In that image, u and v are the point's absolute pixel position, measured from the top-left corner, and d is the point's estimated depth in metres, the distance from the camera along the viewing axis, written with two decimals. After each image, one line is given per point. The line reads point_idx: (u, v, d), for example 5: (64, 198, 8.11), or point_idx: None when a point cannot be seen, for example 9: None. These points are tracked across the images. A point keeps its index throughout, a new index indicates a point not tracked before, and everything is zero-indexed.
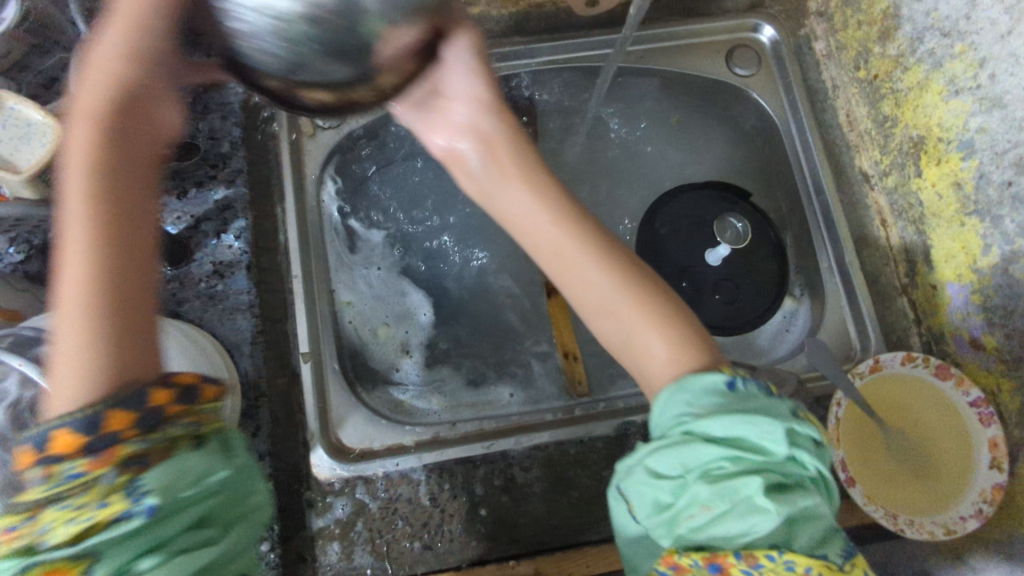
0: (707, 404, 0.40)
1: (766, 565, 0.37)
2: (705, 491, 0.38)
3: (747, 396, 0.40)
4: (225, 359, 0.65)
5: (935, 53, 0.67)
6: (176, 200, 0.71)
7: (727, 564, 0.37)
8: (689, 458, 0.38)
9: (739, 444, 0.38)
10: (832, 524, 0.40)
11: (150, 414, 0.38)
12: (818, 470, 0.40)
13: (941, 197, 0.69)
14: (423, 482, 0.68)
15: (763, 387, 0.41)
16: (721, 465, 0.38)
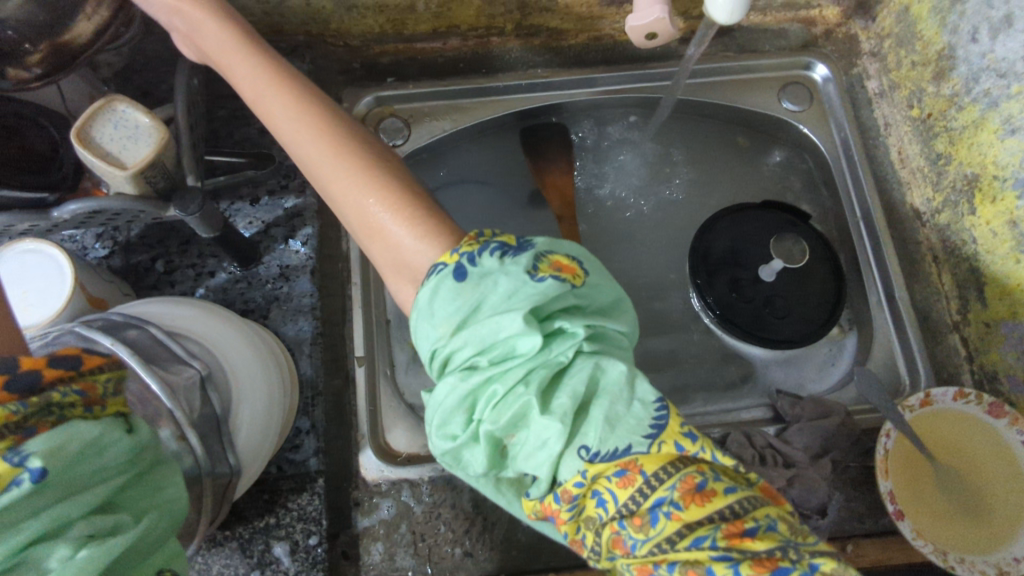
0: (446, 320, 0.45)
1: (587, 481, 0.42)
2: (503, 416, 0.44)
3: (484, 272, 0.45)
4: (288, 358, 0.68)
5: (990, 94, 0.68)
6: (247, 205, 0.76)
7: (557, 507, 0.44)
8: (489, 390, 0.44)
9: (504, 351, 0.44)
10: (634, 380, 0.45)
11: (25, 376, 0.39)
12: (584, 328, 0.45)
13: (995, 234, 0.69)
14: (467, 489, 0.70)
15: (495, 250, 0.46)
16: (498, 388, 0.44)
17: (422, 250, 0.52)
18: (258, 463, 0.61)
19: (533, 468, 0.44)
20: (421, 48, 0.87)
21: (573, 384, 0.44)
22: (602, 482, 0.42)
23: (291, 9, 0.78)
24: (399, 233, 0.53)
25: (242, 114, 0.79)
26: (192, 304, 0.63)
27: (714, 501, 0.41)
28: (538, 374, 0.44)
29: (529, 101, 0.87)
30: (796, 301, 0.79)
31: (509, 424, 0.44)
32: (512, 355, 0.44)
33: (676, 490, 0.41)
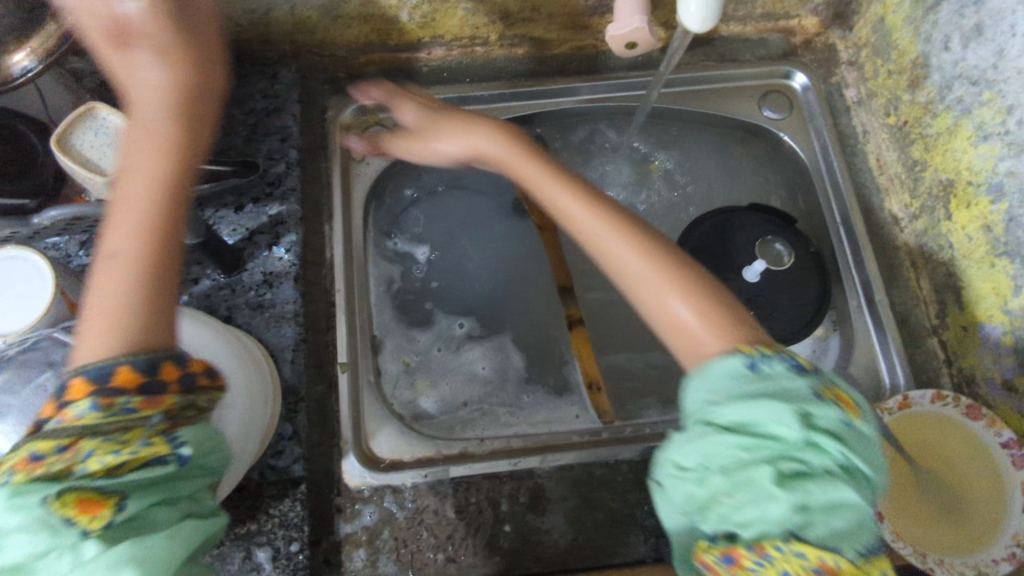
0: (725, 392, 0.43)
1: (775, 556, 0.39)
2: (722, 481, 0.40)
3: (774, 372, 0.43)
4: (270, 364, 0.69)
5: (963, 101, 0.69)
6: (232, 213, 0.76)
7: (740, 557, 0.40)
8: (709, 450, 0.41)
9: (759, 432, 0.41)
10: (864, 512, 0.40)
11: (186, 366, 0.45)
12: (844, 455, 0.40)
13: (971, 239, 0.70)
14: (449, 495, 0.70)
15: (792, 363, 0.44)
16: (758, 466, 0.40)
17: (582, 210, 0.57)
18: (240, 468, 0.61)
19: (734, 519, 0.40)
20: (406, 57, 0.88)
21: (817, 452, 0.40)
22: (793, 561, 0.38)
23: (277, 19, 0.79)
24: (581, 212, 0.57)
25: (227, 123, 0.80)
26: (174, 310, 0.63)
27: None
28: (789, 464, 0.40)
29: (512, 108, 0.87)
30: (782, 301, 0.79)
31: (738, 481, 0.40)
32: (769, 438, 0.40)
33: None
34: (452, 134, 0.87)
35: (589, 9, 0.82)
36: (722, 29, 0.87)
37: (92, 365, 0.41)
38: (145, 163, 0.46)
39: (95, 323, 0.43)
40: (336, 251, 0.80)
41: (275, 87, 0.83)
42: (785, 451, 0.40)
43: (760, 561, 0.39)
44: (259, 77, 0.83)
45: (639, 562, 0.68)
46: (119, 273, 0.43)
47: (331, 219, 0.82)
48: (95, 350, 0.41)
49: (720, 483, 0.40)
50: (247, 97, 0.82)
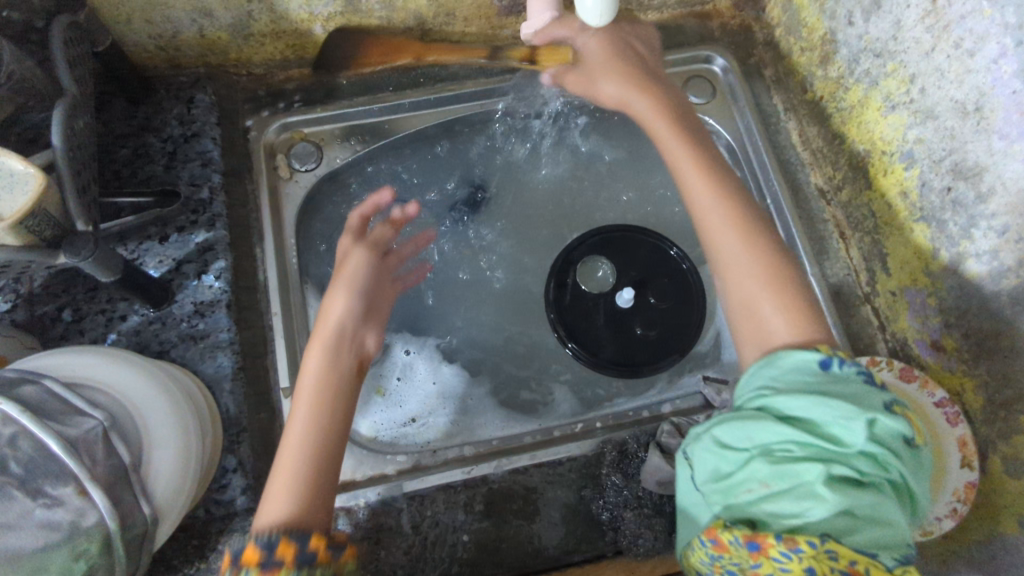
0: (792, 383, 0.54)
1: (805, 550, 0.48)
2: (766, 471, 0.51)
3: (838, 377, 0.53)
4: (206, 396, 0.66)
5: (870, 73, 0.71)
6: (157, 244, 0.73)
7: (766, 545, 0.49)
8: (755, 436, 0.52)
9: (831, 434, 0.50)
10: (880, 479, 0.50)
11: (308, 550, 0.49)
12: (881, 460, 0.50)
13: (890, 206, 0.72)
14: (404, 511, 0.69)
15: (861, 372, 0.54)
16: (791, 447, 0.50)
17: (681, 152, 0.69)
18: (180, 508, 0.58)
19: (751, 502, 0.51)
20: (327, 70, 0.87)
21: (854, 454, 0.49)
22: (822, 559, 0.47)
23: (187, 41, 0.77)
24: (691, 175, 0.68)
25: (144, 152, 0.75)
26: (97, 351, 0.60)
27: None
28: (836, 465, 0.49)
29: (437, 114, 0.88)
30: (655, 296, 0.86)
31: (775, 473, 0.50)
32: (819, 442, 0.50)
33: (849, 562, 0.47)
34: (380, 146, 0.87)
35: (504, 8, 0.82)
36: (640, 19, 0.88)
37: (262, 536, 0.50)
38: (303, 415, 0.58)
39: (278, 480, 0.55)
40: (270, 274, 0.79)
41: (192, 112, 0.78)
42: (839, 449, 0.49)
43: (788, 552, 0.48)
44: (173, 103, 0.79)
45: (599, 557, 0.68)
46: (316, 462, 0.56)
47: (263, 242, 0.80)
48: (290, 496, 0.54)
49: (760, 470, 0.51)
50: (163, 125, 0.77)
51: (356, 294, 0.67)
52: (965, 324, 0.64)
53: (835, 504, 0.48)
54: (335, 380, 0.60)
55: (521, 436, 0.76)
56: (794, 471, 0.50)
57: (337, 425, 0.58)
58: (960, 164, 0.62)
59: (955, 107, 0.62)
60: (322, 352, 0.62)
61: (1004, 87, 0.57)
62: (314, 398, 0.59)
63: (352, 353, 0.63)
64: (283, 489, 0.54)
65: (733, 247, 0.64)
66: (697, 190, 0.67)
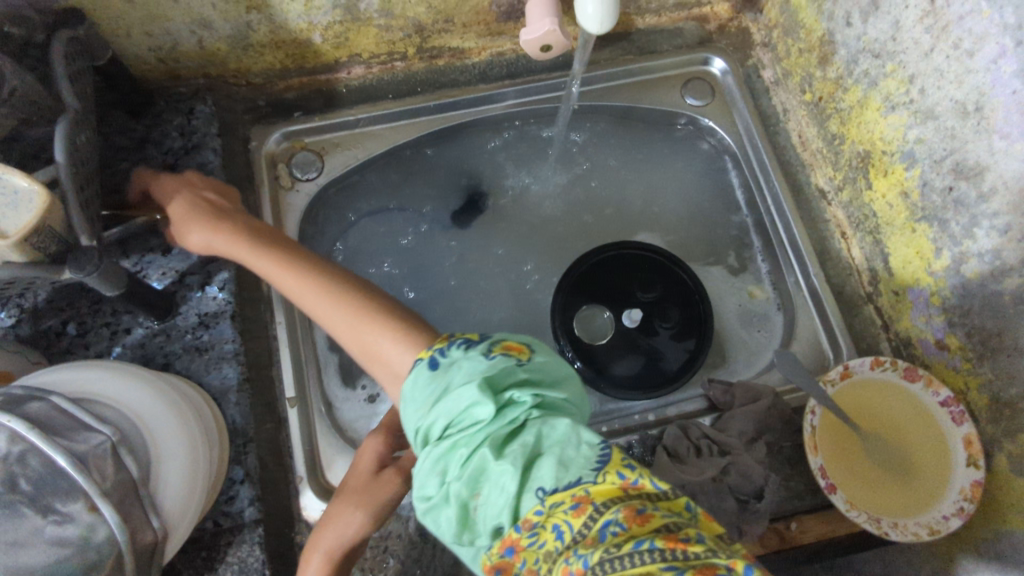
0: (426, 399, 0.48)
1: (540, 519, 0.43)
2: (463, 485, 0.45)
3: (451, 364, 0.49)
4: (212, 408, 0.66)
5: (869, 74, 0.71)
6: (159, 256, 0.73)
7: (517, 543, 0.43)
8: (444, 464, 0.46)
9: (465, 423, 0.46)
10: (581, 428, 0.47)
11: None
12: (532, 397, 0.48)
13: (892, 206, 0.72)
14: (412, 519, 0.69)
15: (462, 344, 0.51)
16: (469, 456, 0.46)
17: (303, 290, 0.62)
18: (189, 520, 0.58)
19: (495, 518, 0.44)
20: (326, 79, 0.87)
21: (505, 424, 0.46)
22: (557, 515, 0.43)
23: (186, 53, 0.77)
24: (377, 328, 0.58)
25: (145, 164, 0.75)
26: (101, 366, 0.60)
27: (654, 522, 0.42)
28: (496, 439, 0.46)
29: (438, 121, 0.88)
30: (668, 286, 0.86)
31: (473, 480, 0.45)
32: (475, 423, 0.46)
33: (620, 515, 0.42)
34: (381, 154, 0.87)
35: (502, 15, 0.82)
36: (638, 22, 0.88)
37: None
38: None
39: None
40: (273, 284, 0.79)
41: (193, 123, 0.78)
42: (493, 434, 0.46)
43: (534, 533, 0.43)
44: (173, 115, 0.79)
45: None
46: None
47: None
48: None
49: (460, 493, 0.45)
50: (163, 137, 0.77)
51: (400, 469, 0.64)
52: (969, 323, 0.64)
53: (524, 485, 0.44)
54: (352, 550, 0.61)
55: None
56: (488, 468, 0.45)
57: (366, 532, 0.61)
58: (961, 164, 0.63)
59: (955, 107, 0.62)
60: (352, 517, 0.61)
61: (1004, 87, 0.57)
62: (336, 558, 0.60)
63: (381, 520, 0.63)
64: None
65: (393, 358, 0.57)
66: (316, 296, 0.61)
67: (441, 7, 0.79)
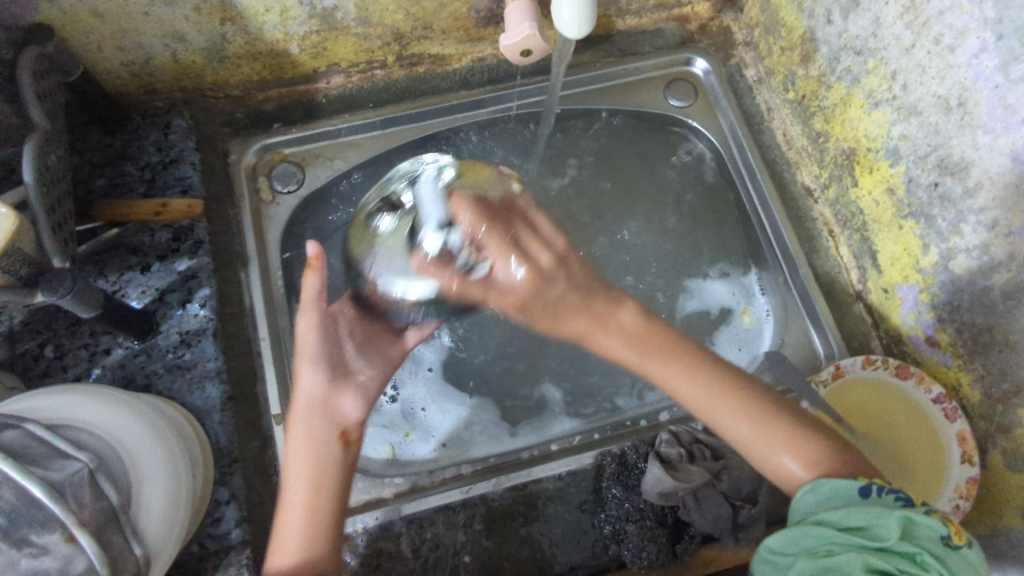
0: (831, 501, 0.48)
1: None
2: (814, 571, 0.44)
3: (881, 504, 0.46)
4: (195, 429, 0.65)
5: (852, 71, 0.71)
6: (139, 274, 0.71)
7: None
8: (799, 539, 0.46)
9: (863, 535, 0.45)
10: (925, 555, 0.43)
11: None
12: None
13: (878, 203, 0.71)
14: (404, 535, 0.68)
15: (901, 497, 0.47)
16: (839, 549, 0.44)
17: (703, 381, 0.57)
18: (173, 545, 0.57)
19: None
20: (305, 89, 0.85)
21: (917, 544, 0.44)
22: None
23: (160, 66, 0.76)
24: (716, 405, 0.56)
25: (121, 181, 0.73)
26: (79, 389, 0.58)
27: None
28: (871, 559, 0.43)
29: (420, 129, 0.87)
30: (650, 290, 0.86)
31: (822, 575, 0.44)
32: (868, 542, 0.44)
33: None
34: (363, 163, 0.86)
35: (482, 20, 0.82)
36: (619, 24, 0.87)
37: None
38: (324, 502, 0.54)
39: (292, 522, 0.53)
40: (255, 299, 0.77)
41: (170, 137, 0.77)
42: (877, 546, 0.44)
43: None
44: (150, 130, 0.77)
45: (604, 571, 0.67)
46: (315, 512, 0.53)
47: (247, 266, 0.79)
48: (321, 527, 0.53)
49: None
50: (140, 152, 0.75)
51: (319, 368, 0.57)
52: (959, 320, 0.64)
53: None
54: (327, 491, 0.54)
55: (518, 451, 0.75)
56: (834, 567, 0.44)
57: (298, 481, 0.54)
58: (946, 160, 0.62)
59: (938, 103, 0.62)
60: (301, 439, 0.55)
61: (987, 81, 0.57)
62: (308, 483, 0.54)
63: (328, 432, 0.55)
64: (302, 496, 0.54)
65: (757, 440, 0.55)
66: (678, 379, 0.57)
67: (419, 14, 0.78)
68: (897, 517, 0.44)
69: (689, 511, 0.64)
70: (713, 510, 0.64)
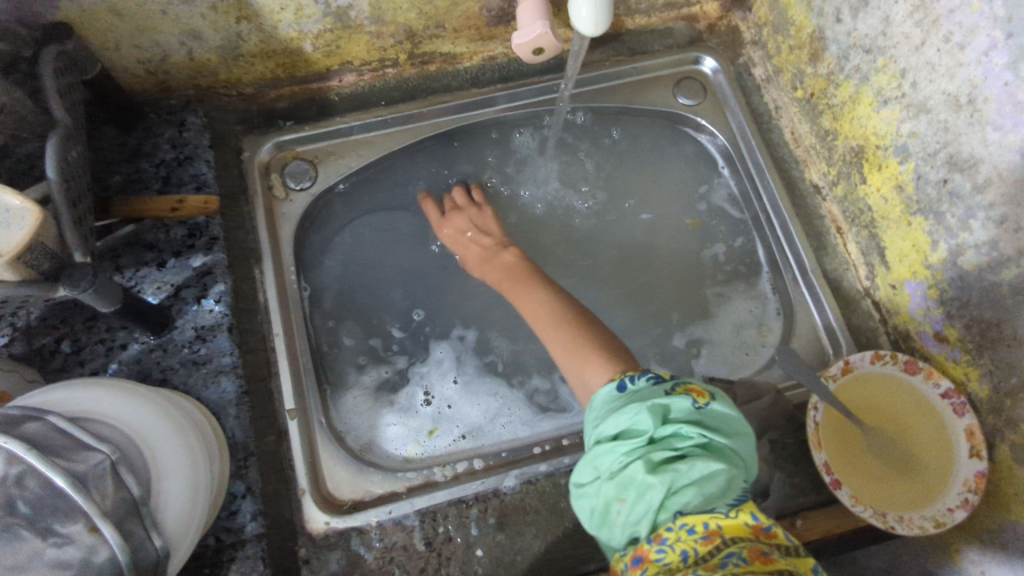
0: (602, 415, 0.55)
1: (670, 537, 0.46)
2: (613, 490, 0.49)
3: (638, 394, 0.54)
4: (212, 423, 0.65)
5: (861, 69, 0.72)
6: (154, 269, 0.71)
7: (647, 553, 0.47)
8: (602, 463, 0.51)
9: (633, 435, 0.50)
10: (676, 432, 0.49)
11: None
12: (699, 437, 0.49)
13: (887, 200, 0.72)
14: (417, 528, 0.69)
15: (652, 377, 0.55)
16: (619, 455, 0.50)
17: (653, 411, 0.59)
18: (191, 537, 0.58)
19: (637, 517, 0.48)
20: (318, 87, 0.86)
21: (672, 426, 0.50)
22: (685, 538, 0.46)
23: (175, 64, 0.77)
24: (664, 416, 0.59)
25: (137, 177, 0.74)
26: (98, 383, 0.59)
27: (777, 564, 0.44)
28: (643, 454, 0.49)
29: (431, 127, 0.87)
30: (659, 286, 0.87)
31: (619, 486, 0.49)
32: (632, 437, 0.50)
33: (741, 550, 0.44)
34: (374, 160, 0.86)
35: (493, 19, 0.82)
36: (628, 23, 0.88)
37: None
38: None
39: None
40: (269, 295, 0.78)
41: (184, 135, 0.77)
42: (647, 443, 0.49)
43: (661, 548, 0.46)
44: (164, 127, 0.77)
45: (617, 565, 0.67)
46: None
47: (261, 263, 0.79)
48: None
49: None
50: (155, 149, 0.76)
51: None
52: (967, 315, 0.65)
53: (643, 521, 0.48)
54: None
55: (529, 447, 0.76)
56: (626, 476, 0.49)
57: None
58: (955, 157, 0.63)
59: (947, 100, 0.63)
60: None
61: (996, 79, 0.58)
62: None
63: None
64: None
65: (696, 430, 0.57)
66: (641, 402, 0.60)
67: (432, 12, 0.79)
68: (643, 408, 0.51)
69: None
70: None
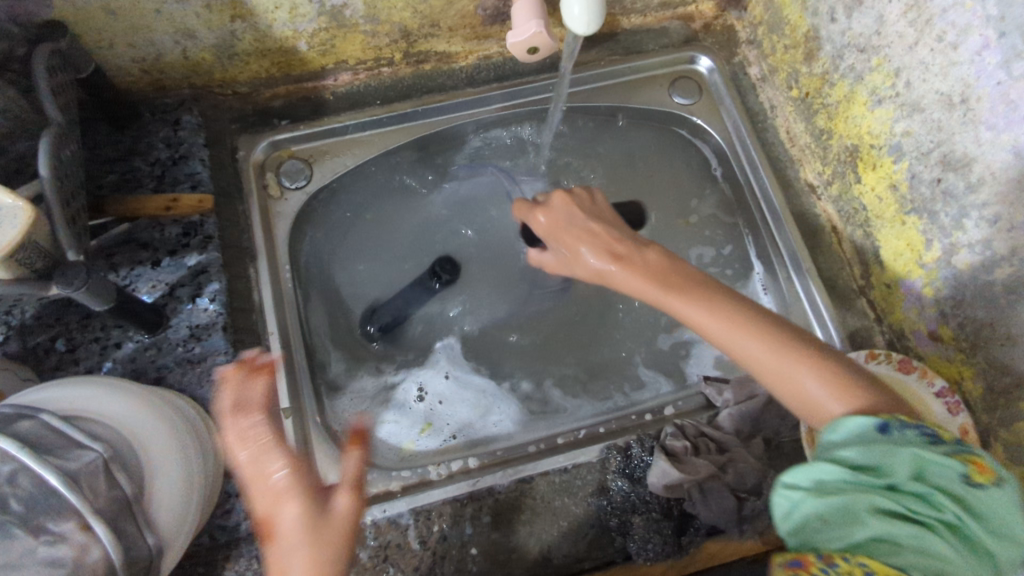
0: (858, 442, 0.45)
1: (845, 566, 0.41)
2: (815, 506, 0.43)
3: (901, 440, 0.44)
4: (206, 421, 0.65)
5: (855, 68, 0.72)
6: (149, 268, 0.71)
7: (810, 563, 0.42)
8: (812, 474, 0.44)
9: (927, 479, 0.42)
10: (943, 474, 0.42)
11: None
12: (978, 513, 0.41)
13: (881, 200, 0.72)
14: (411, 527, 0.68)
15: (925, 432, 0.45)
16: (861, 488, 0.42)
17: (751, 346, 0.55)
18: (184, 536, 0.57)
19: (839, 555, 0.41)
20: (313, 86, 0.86)
21: (931, 482, 0.42)
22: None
23: (170, 64, 0.77)
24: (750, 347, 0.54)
25: (132, 176, 0.74)
26: (93, 382, 0.59)
27: None
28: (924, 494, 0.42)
29: (425, 126, 0.87)
30: None
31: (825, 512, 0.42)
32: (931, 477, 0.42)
33: None
34: (370, 160, 0.86)
35: (488, 18, 0.83)
36: (624, 22, 0.88)
37: None
38: None
39: None
40: (264, 294, 0.78)
41: (179, 134, 0.77)
42: (888, 482, 0.42)
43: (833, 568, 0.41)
44: (159, 126, 0.77)
45: (611, 564, 0.67)
46: None
47: (256, 262, 0.79)
48: None
49: None
50: (150, 148, 0.76)
51: None
52: (961, 315, 0.65)
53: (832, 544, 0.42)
54: None
55: (524, 445, 0.75)
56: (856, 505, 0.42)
57: None
58: (949, 157, 0.63)
59: (941, 100, 0.63)
60: None
61: (989, 78, 0.58)
62: None
63: None
64: None
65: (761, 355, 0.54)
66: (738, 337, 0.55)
67: (427, 12, 0.79)
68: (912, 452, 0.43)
69: (694, 503, 0.65)
70: (719, 504, 0.64)
